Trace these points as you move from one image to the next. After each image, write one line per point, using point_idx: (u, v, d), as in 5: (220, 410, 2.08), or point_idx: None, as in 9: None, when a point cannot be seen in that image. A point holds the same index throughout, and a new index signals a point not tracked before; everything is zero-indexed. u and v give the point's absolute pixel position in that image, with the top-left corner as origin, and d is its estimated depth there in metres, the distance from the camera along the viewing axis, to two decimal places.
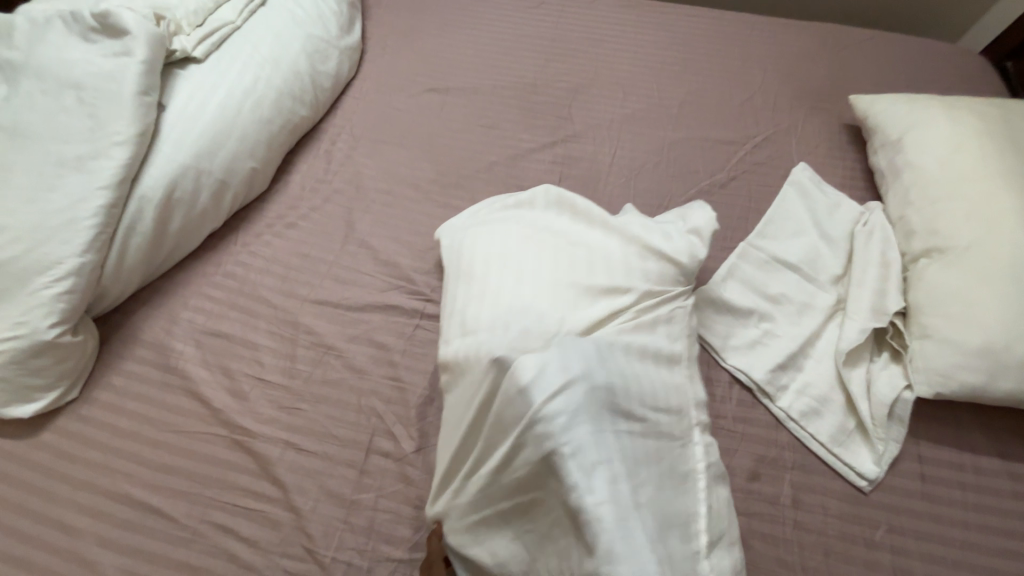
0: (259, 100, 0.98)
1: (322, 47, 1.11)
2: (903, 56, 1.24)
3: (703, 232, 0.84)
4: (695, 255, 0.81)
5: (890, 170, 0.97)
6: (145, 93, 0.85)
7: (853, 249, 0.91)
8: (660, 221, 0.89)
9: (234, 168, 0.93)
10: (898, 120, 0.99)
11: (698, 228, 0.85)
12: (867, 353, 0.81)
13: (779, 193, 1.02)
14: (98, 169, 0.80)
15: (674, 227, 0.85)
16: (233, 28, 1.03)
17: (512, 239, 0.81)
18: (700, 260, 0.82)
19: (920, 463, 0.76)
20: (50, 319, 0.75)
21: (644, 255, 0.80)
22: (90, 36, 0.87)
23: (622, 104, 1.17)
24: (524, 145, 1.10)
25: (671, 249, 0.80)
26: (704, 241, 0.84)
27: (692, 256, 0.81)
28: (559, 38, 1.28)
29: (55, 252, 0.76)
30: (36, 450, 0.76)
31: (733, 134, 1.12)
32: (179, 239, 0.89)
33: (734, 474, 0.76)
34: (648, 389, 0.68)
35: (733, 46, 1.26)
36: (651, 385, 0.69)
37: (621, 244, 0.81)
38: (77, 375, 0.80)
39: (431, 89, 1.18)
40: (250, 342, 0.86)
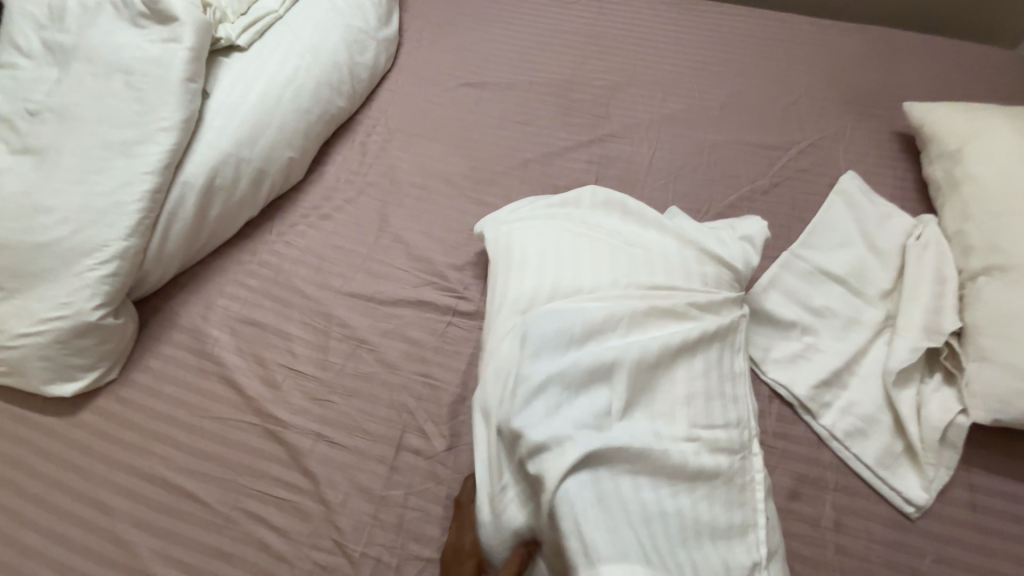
0: (299, 89, 0.98)
1: (361, 38, 1.10)
2: (961, 61, 1.18)
3: (756, 240, 0.85)
4: (751, 262, 0.82)
5: (947, 182, 0.92)
6: (191, 81, 0.86)
7: (904, 263, 0.87)
8: (710, 226, 0.88)
9: (273, 157, 0.93)
10: (958, 129, 0.94)
11: (752, 235, 0.85)
12: (918, 374, 0.77)
13: (825, 202, 0.98)
14: (144, 155, 0.81)
15: (726, 233, 0.85)
16: (277, 16, 1.03)
17: (557, 237, 0.80)
18: (753, 268, 0.83)
19: (971, 491, 0.72)
20: (94, 301, 0.76)
21: (701, 259, 0.80)
22: (139, 21, 0.88)
23: (661, 103, 1.14)
24: (560, 143, 1.08)
25: (726, 254, 0.81)
26: (757, 247, 0.85)
27: (748, 263, 0.82)
28: (597, 34, 1.26)
29: (101, 235, 0.77)
30: (76, 428, 0.78)
31: (778, 138, 1.09)
32: (218, 226, 0.89)
33: (772, 492, 0.73)
34: (702, 406, 0.69)
35: (779, 47, 1.22)
36: (710, 401, 0.69)
37: (676, 247, 0.81)
38: (117, 357, 0.81)
39: (467, 83, 1.16)
40: (284, 332, 0.86)
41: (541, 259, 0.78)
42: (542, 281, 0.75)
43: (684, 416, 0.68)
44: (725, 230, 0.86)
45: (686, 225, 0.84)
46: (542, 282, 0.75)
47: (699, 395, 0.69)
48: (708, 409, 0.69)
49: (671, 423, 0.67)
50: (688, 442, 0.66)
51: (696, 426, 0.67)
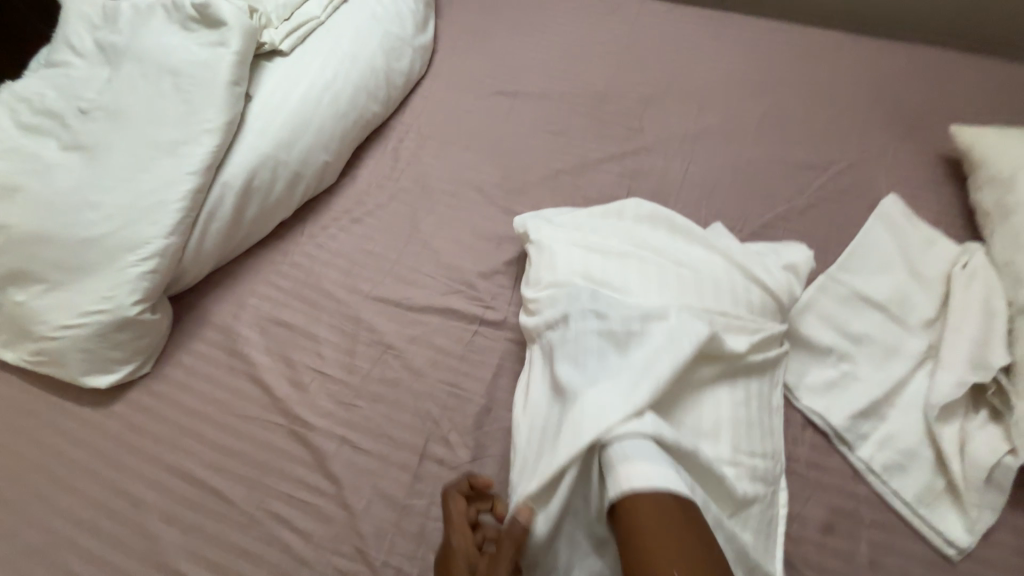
0: (337, 94, 0.99)
1: (398, 45, 1.12)
2: (1011, 83, 1.15)
3: (798, 269, 0.83)
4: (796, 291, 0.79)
5: (996, 210, 0.89)
6: (235, 84, 0.88)
7: (948, 292, 0.84)
8: (753, 248, 0.85)
9: (309, 160, 0.95)
10: (1010, 156, 0.90)
11: (794, 263, 0.83)
12: (962, 409, 0.74)
13: (865, 225, 0.95)
14: (188, 155, 0.83)
15: (771, 260, 0.82)
16: (317, 23, 1.04)
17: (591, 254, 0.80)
18: (796, 299, 0.80)
19: (1018, 536, 0.69)
20: (134, 296, 0.78)
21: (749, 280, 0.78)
22: (188, 25, 0.90)
23: (695, 118, 1.13)
24: (592, 155, 1.08)
25: (773, 284, 0.78)
26: (800, 273, 0.83)
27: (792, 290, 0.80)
28: (632, 46, 1.25)
29: (143, 232, 0.79)
30: (109, 420, 0.80)
31: (815, 157, 1.06)
32: (254, 226, 0.91)
33: (805, 524, 0.71)
34: (745, 432, 0.69)
35: (818, 64, 1.20)
36: (751, 429, 0.69)
37: (725, 266, 0.79)
38: (151, 351, 0.83)
39: (499, 92, 1.17)
40: (313, 334, 0.87)
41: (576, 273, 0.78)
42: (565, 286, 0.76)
43: (729, 439, 0.67)
44: (768, 256, 0.83)
45: (727, 244, 0.82)
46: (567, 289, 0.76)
47: (744, 424, 0.69)
48: (751, 434, 0.69)
49: (717, 445, 0.67)
50: (731, 466, 0.66)
51: (741, 452, 0.67)
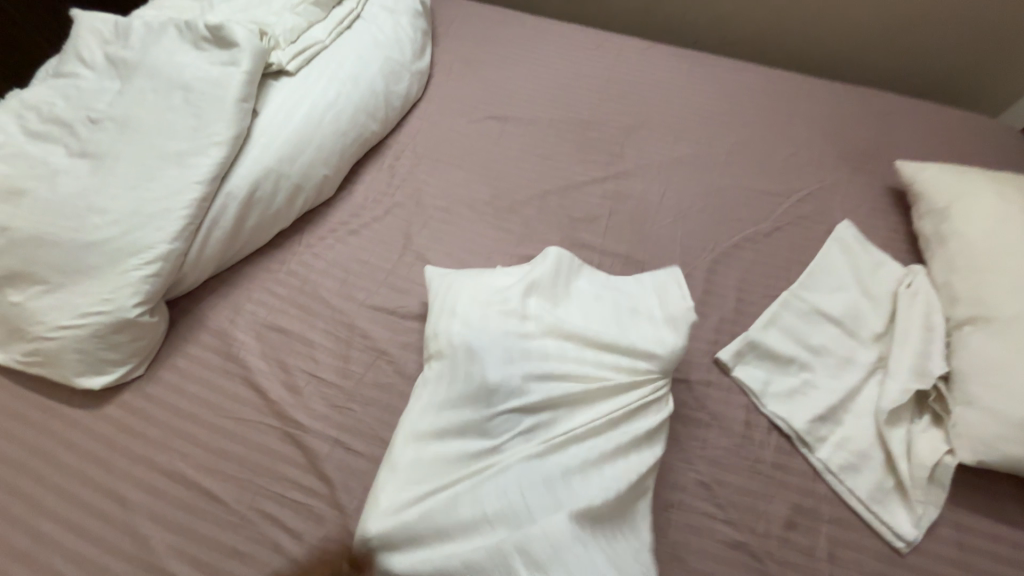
0: (339, 114, 1.05)
1: (397, 70, 1.19)
2: (947, 126, 1.30)
3: (678, 325, 0.82)
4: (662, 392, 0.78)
5: (935, 237, 0.99)
6: (244, 101, 0.93)
7: (895, 308, 0.94)
8: (640, 296, 0.88)
9: (311, 174, 1.00)
10: (946, 189, 1.02)
11: (675, 317, 0.83)
12: (907, 414, 0.83)
13: (823, 247, 1.05)
14: (195, 165, 0.87)
15: (648, 311, 0.85)
16: (322, 46, 1.10)
17: (564, 271, 0.88)
18: (676, 348, 0.80)
19: (957, 530, 0.76)
20: (135, 299, 0.80)
21: (635, 326, 0.83)
22: (200, 44, 0.95)
23: (673, 147, 1.22)
24: (577, 177, 1.16)
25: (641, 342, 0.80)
26: (683, 330, 0.82)
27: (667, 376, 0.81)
28: (614, 79, 1.35)
29: (147, 237, 0.82)
30: (100, 421, 0.81)
31: (779, 186, 1.16)
32: (254, 235, 0.94)
33: (769, 520, 0.76)
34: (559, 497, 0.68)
35: (781, 103, 1.32)
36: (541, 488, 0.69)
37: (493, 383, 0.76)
38: (147, 353, 0.85)
39: (492, 116, 1.25)
40: (307, 339, 0.90)
41: (549, 294, 0.85)
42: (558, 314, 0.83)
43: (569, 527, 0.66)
44: (648, 305, 0.86)
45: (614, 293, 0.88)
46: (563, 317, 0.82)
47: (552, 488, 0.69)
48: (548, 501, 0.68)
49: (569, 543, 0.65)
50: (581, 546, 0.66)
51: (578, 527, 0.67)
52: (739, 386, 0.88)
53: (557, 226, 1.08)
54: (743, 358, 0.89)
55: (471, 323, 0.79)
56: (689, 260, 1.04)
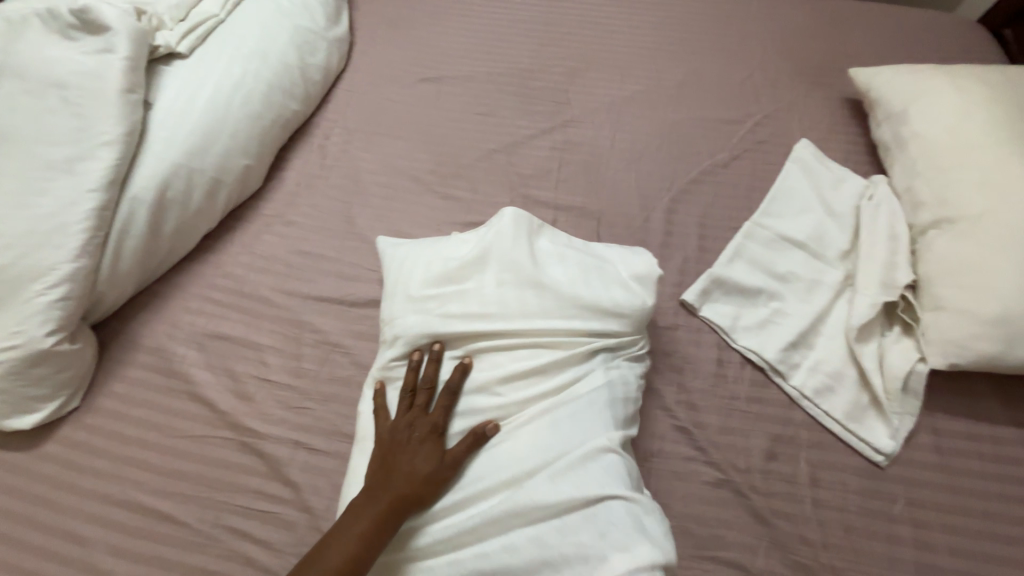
0: (249, 95, 0.95)
1: (311, 38, 1.08)
2: (901, 27, 1.24)
3: (648, 285, 0.76)
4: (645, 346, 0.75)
5: (894, 143, 0.95)
6: (130, 91, 0.84)
7: (859, 223, 0.91)
8: (604, 257, 0.79)
9: (228, 165, 0.91)
10: (902, 91, 0.97)
11: (641, 274, 0.76)
12: (878, 328, 0.81)
13: (783, 169, 1.01)
14: (87, 172, 0.78)
15: (614, 272, 0.77)
16: (218, 21, 1.00)
17: (526, 232, 0.77)
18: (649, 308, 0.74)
19: (935, 435, 0.76)
20: (46, 327, 0.73)
21: (607, 284, 0.75)
22: (69, 33, 0.84)
23: (620, 86, 1.15)
24: (523, 132, 1.08)
25: (611, 304, 0.72)
26: (651, 290, 0.76)
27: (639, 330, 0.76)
28: (552, 21, 1.26)
29: (48, 258, 0.74)
30: (39, 461, 0.75)
31: (734, 112, 1.10)
32: (175, 240, 0.86)
33: (751, 455, 0.75)
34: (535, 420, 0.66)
35: (729, 24, 1.25)
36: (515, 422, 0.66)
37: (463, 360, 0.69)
38: (78, 383, 0.78)
39: (425, 78, 1.15)
40: (253, 343, 0.84)
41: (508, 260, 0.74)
42: (527, 270, 0.73)
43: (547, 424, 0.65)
44: (612, 266, 0.78)
45: (575, 249, 0.79)
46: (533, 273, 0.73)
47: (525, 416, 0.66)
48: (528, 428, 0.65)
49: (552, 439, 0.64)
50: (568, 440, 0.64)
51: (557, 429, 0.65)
52: (709, 325, 0.85)
53: (507, 187, 1.01)
54: (711, 295, 0.86)
55: (429, 309, 0.73)
56: (648, 203, 0.98)
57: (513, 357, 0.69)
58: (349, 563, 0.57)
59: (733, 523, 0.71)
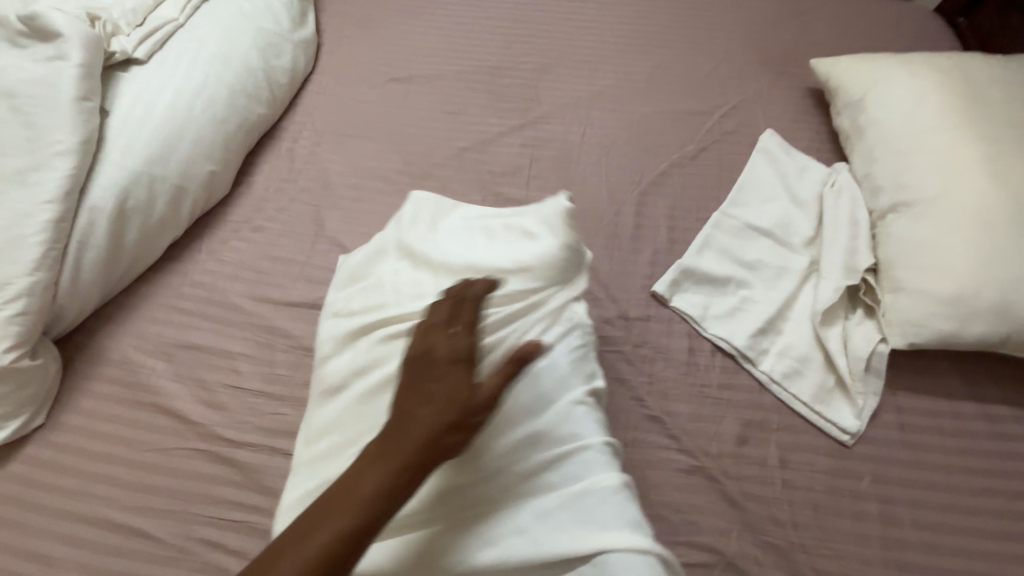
0: (211, 100, 0.94)
1: (275, 40, 1.06)
2: (861, 17, 1.27)
3: (552, 230, 0.71)
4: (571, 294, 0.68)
5: (853, 130, 0.97)
6: (85, 99, 0.82)
7: (823, 209, 0.93)
8: (513, 214, 0.76)
9: (191, 172, 0.89)
10: (860, 79, 0.99)
11: (544, 220, 0.72)
12: (842, 311, 0.83)
13: (750, 160, 1.03)
14: (43, 182, 0.76)
15: (515, 226, 0.73)
16: (177, 25, 0.98)
17: (431, 215, 0.80)
18: (554, 251, 0.69)
19: (899, 413, 0.78)
20: (5, 343, 0.71)
21: (509, 242, 0.72)
22: (19, 41, 0.82)
23: (589, 81, 1.16)
24: (494, 130, 1.08)
25: (508, 260, 0.69)
26: (557, 230, 0.71)
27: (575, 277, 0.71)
28: (520, 18, 1.26)
29: (4, 272, 0.72)
30: (3, 481, 0.73)
31: (702, 104, 1.12)
32: (139, 250, 0.85)
33: (722, 440, 0.76)
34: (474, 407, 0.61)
35: (694, 17, 1.26)
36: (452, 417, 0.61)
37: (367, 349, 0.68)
38: (42, 400, 0.77)
39: (394, 78, 1.15)
40: (224, 351, 0.83)
41: (411, 246, 0.75)
42: (427, 247, 0.74)
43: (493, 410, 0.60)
44: (514, 220, 0.74)
45: (486, 216, 0.78)
46: (433, 248, 0.74)
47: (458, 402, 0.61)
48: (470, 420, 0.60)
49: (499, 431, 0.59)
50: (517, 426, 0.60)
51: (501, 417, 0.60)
52: (680, 315, 0.86)
53: (478, 186, 1.01)
54: (681, 285, 0.87)
55: (340, 307, 0.75)
56: (618, 196, 0.99)
57: None
58: (353, 530, 0.47)
59: (706, 508, 0.72)
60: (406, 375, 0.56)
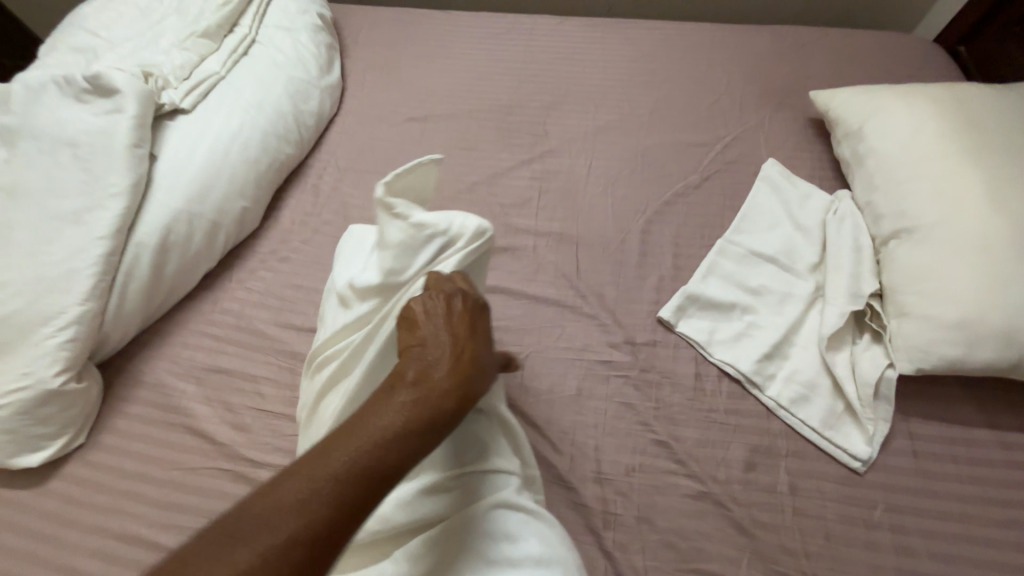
0: (246, 142, 1.02)
1: (304, 87, 1.16)
2: (860, 49, 1.31)
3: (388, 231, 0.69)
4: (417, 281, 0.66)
5: (854, 159, 1.00)
6: (137, 146, 0.91)
7: (826, 236, 0.95)
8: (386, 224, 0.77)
9: (226, 208, 0.97)
10: (857, 110, 1.02)
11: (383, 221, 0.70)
12: (848, 336, 0.84)
13: (753, 189, 1.06)
14: (97, 221, 0.85)
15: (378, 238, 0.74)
16: (219, 77, 1.08)
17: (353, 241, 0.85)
18: (395, 250, 0.67)
19: (911, 440, 0.77)
20: (55, 367, 0.77)
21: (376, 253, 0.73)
22: (83, 97, 0.93)
23: (594, 117, 1.22)
24: (503, 164, 1.14)
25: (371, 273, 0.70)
26: (392, 228, 0.68)
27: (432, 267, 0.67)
28: (529, 59, 1.34)
29: (58, 302, 0.80)
30: (45, 498, 0.78)
31: (704, 136, 1.16)
32: (176, 281, 0.92)
33: (729, 466, 0.76)
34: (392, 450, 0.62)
35: (695, 54, 1.32)
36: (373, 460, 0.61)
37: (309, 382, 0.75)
38: (84, 421, 0.82)
39: (411, 118, 1.23)
40: (249, 375, 0.88)
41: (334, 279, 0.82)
42: (338, 274, 0.80)
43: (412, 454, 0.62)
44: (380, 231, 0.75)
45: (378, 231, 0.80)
46: (340, 275, 0.79)
47: None
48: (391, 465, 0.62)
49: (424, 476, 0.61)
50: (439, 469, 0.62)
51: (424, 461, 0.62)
52: (685, 340, 0.88)
53: (489, 216, 1.07)
54: (686, 311, 0.90)
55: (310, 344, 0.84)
56: (623, 225, 1.03)
57: (334, 359, 0.71)
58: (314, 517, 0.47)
59: (713, 535, 0.72)
60: (417, 339, 0.57)
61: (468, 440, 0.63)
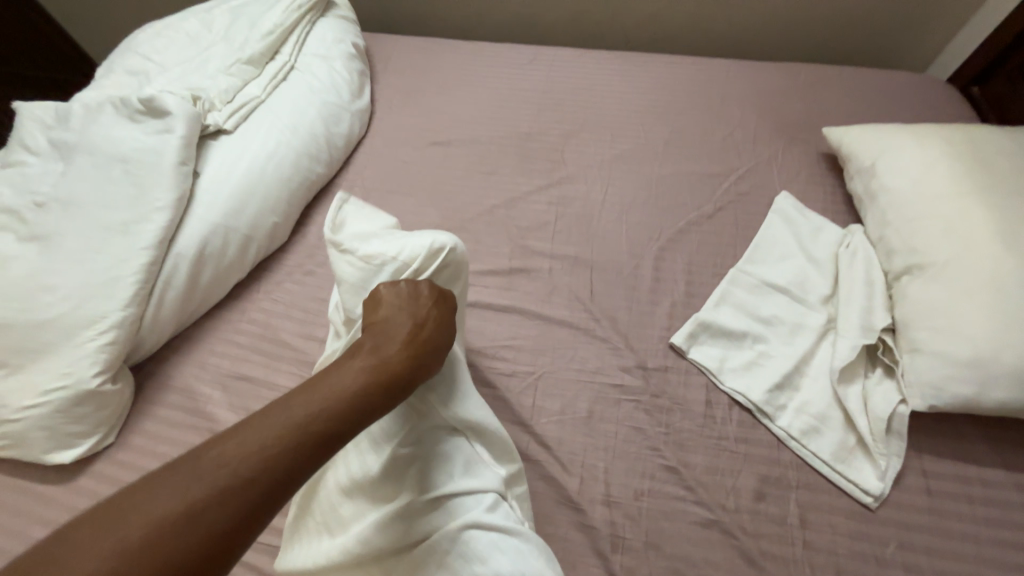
0: (280, 162, 1.08)
1: (336, 111, 1.23)
2: (873, 88, 1.34)
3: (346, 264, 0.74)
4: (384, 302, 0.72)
5: (866, 195, 1.02)
6: (183, 164, 0.97)
7: (838, 269, 0.96)
8: None
9: (259, 223, 1.02)
10: (870, 147, 1.04)
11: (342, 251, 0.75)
12: (861, 370, 0.85)
13: (766, 220, 1.08)
14: (142, 233, 0.90)
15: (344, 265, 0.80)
16: (259, 101, 1.16)
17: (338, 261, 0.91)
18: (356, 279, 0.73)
19: (924, 477, 0.77)
20: (94, 368, 0.82)
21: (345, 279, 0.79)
22: (136, 117, 1.00)
23: (611, 146, 1.26)
24: (522, 189, 1.19)
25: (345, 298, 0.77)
26: (348, 260, 0.74)
27: None
28: (549, 89, 1.40)
29: (101, 307, 0.85)
30: (74, 494, 0.82)
31: (718, 167, 1.20)
32: (209, 290, 0.97)
33: (739, 495, 0.77)
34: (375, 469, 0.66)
35: (710, 88, 1.37)
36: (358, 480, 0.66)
37: None
38: (115, 421, 0.86)
39: (435, 142, 1.29)
40: (272, 384, 0.92)
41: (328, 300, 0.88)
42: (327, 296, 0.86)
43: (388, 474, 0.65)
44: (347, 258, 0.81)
45: None
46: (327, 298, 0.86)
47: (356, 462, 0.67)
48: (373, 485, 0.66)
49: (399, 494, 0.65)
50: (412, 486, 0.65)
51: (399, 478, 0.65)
52: (696, 366, 0.89)
53: (507, 238, 1.10)
54: (698, 338, 0.91)
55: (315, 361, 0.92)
56: (637, 251, 1.06)
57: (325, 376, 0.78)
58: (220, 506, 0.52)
59: (721, 565, 0.72)
60: (378, 318, 0.69)
61: (437, 455, 0.67)
